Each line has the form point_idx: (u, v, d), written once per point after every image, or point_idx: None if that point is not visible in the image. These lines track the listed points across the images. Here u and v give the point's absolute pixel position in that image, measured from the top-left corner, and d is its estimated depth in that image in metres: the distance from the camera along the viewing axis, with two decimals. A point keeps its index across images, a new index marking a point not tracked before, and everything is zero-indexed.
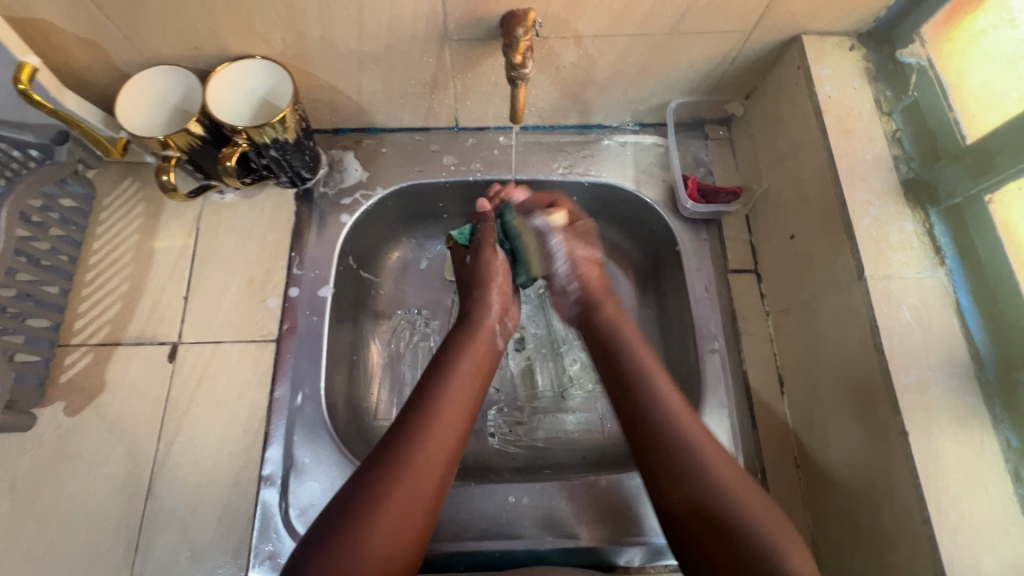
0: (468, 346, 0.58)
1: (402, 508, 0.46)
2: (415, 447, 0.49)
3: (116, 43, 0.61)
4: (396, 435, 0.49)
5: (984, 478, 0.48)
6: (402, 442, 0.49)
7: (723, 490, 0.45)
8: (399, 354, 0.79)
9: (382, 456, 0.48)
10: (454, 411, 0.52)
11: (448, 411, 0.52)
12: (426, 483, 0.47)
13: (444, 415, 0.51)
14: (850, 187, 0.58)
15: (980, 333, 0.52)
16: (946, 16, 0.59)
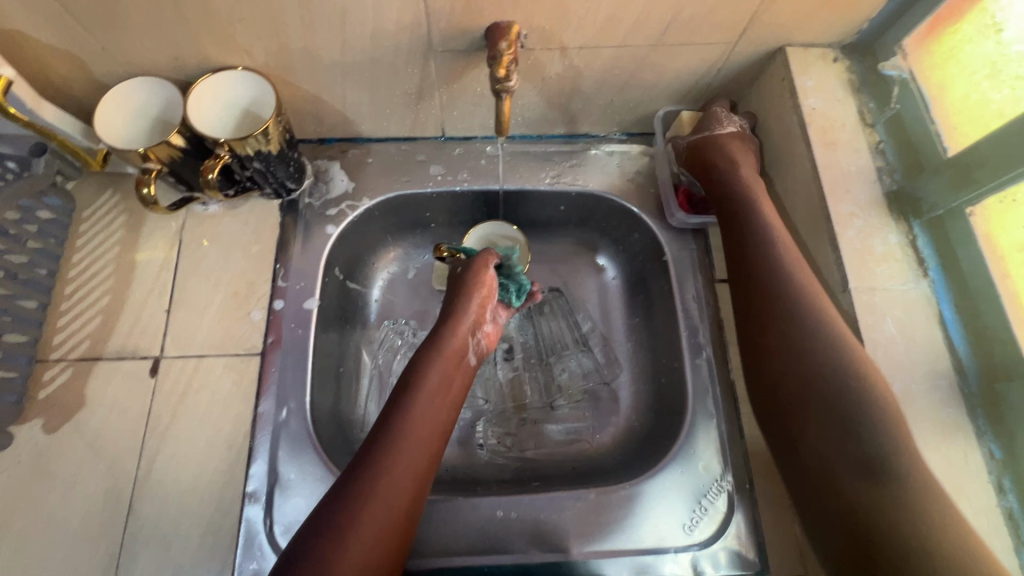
0: (440, 356, 0.60)
1: (381, 528, 0.49)
2: (388, 470, 0.51)
3: (93, 53, 0.59)
4: (369, 464, 0.51)
5: (969, 490, 0.49)
6: (375, 470, 0.51)
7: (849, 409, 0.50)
8: (389, 366, 0.77)
9: (358, 485, 0.50)
10: (424, 431, 0.55)
11: (419, 429, 0.55)
12: (397, 508, 0.51)
13: (413, 436, 0.54)
14: (834, 199, 0.58)
15: (963, 344, 0.53)
16: (927, 29, 0.59)
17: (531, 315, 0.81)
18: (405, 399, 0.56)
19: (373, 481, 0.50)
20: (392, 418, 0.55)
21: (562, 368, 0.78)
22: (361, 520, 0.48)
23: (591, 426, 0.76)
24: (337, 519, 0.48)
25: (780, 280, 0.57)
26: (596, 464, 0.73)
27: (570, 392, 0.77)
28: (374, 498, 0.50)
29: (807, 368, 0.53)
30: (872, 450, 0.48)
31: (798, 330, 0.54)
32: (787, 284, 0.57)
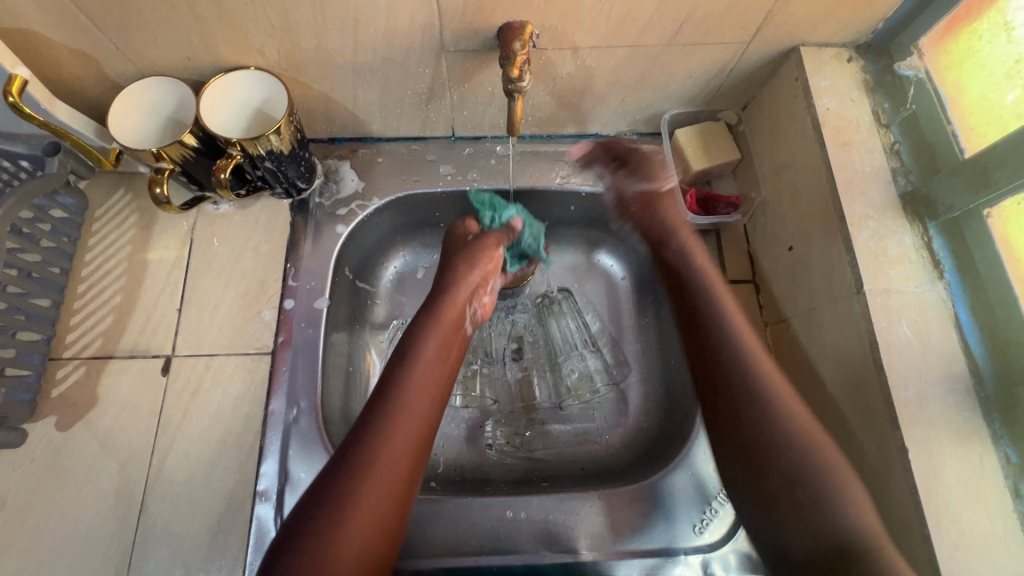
0: (436, 326, 0.59)
1: (381, 499, 0.48)
2: (386, 439, 0.50)
3: (107, 53, 0.60)
4: (366, 434, 0.50)
5: (985, 495, 0.48)
6: (374, 441, 0.50)
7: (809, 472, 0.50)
8: None
9: (356, 455, 0.49)
10: (421, 401, 0.54)
11: (416, 398, 0.53)
12: (398, 477, 0.50)
13: (410, 406, 0.53)
14: (848, 200, 0.58)
15: (979, 347, 0.52)
16: (944, 29, 0.58)
17: (541, 314, 0.80)
18: (401, 369, 0.55)
19: (371, 451, 0.49)
20: (389, 388, 0.54)
21: (571, 368, 0.77)
22: (360, 492, 0.47)
23: (600, 428, 0.76)
24: (335, 491, 0.47)
25: (737, 355, 0.56)
26: (606, 465, 0.73)
27: (580, 393, 0.76)
28: (372, 469, 0.48)
29: (765, 441, 0.52)
30: (845, 537, 0.47)
31: (755, 403, 0.53)
32: (741, 360, 0.56)
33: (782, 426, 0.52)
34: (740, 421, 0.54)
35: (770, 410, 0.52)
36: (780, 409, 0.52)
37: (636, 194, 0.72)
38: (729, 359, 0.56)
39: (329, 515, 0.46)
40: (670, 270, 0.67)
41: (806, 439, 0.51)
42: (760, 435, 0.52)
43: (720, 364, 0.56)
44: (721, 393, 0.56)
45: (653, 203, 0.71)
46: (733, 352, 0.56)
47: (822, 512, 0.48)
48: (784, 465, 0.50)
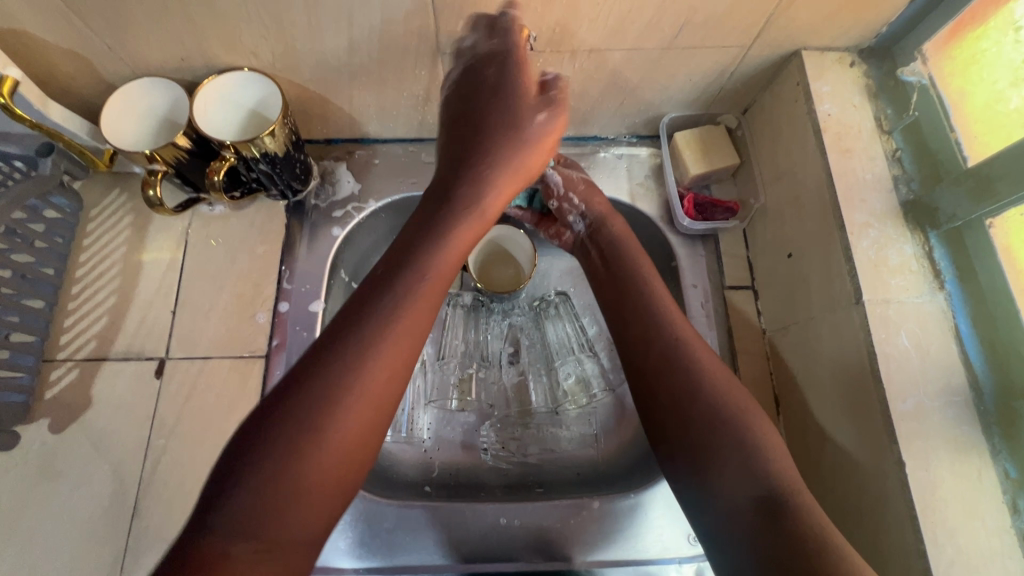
0: (452, 234, 0.52)
1: (361, 420, 0.42)
2: (375, 356, 0.44)
3: (100, 54, 0.59)
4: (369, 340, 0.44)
5: (982, 511, 0.48)
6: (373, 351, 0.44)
7: (730, 420, 0.51)
8: None
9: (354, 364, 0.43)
10: (419, 318, 0.47)
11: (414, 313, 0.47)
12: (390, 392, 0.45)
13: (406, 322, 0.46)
14: (848, 208, 0.57)
15: (979, 359, 0.52)
16: (948, 34, 0.57)
17: (538, 318, 0.80)
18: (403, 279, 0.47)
19: (357, 367, 0.43)
20: (385, 295, 0.46)
21: (566, 373, 0.76)
22: (341, 410, 0.41)
23: (595, 433, 0.75)
24: (310, 405, 0.41)
25: (657, 318, 0.58)
26: (601, 472, 0.73)
27: (576, 397, 0.76)
28: (358, 384, 0.42)
29: (682, 391, 0.53)
30: (770, 482, 0.47)
31: (676, 360, 0.55)
32: (666, 323, 0.58)
33: (700, 386, 0.53)
34: (657, 374, 0.55)
35: (687, 370, 0.54)
36: (698, 368, 0.54)
37: (581, 177, 0.72)
38: (653, 317, 0.59)
39: (299, 432, 0.40)
40: (604, 246, 0.67)
41: (723, 395, 0.53)
42: (679, 387, 0.54)
43: (644, 321, 0.59)
44: (642, 347, 0.57)
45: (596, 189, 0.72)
46: (649, 304, 0.60)
47: (746, 454, 0.49)
48: (698, 413, 0.52)
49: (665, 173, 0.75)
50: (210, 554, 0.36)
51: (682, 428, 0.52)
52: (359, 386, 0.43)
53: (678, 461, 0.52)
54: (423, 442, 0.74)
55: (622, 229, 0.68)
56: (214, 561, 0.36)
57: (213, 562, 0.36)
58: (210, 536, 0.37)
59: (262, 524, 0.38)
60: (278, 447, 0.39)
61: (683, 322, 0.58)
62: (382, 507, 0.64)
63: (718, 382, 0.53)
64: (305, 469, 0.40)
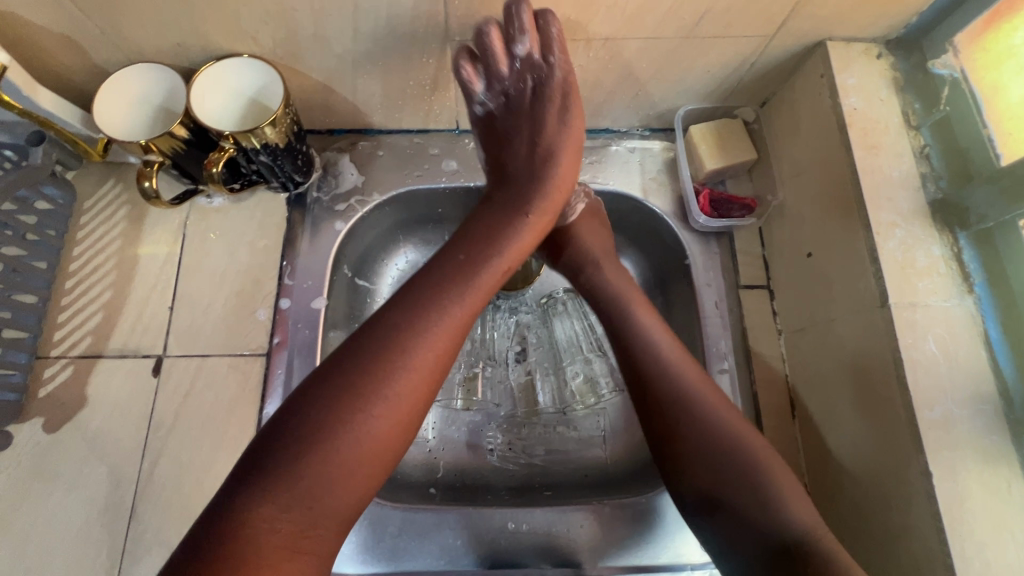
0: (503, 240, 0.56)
1: (411, 400, 0.46)
2: (422, 348, 0.47)
3: (92, 37, 0.56)
4: (416, 326, 0.47)
5: (1011, 524, 0.46)
6: (418, 335, 0.47)
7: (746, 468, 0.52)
8: None
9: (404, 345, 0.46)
10: (464, 317, 0.50)
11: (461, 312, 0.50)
12: (434, 375, 0.47)
13: (454, 318, 0.49)
14: (874, 207, 0.55)
15: (1009, 367, 0.50)
16: (982, 25, 0.55)
17: (546, 315, 0.78)
18: (452, 280, 0.51)
19: (406, 355, 0.46)
20: (438, 292, 0.50)
21: (574, 372, 0.75)
22: (388, 396, 0.44)
23: (604, 433, 0.74)
24: (360, 387, 0.44)
25: (668, 373, 0.56)
26: (610, 473, 0.71)
27: (585, 397, 0.74)
28: (405, 363, 0.46)
29: (692, 443, 0.53)
30: (789, 532, 0.49)
31: (679, 412, 0.54)
32: (674, 378, 0.56)
33: (716, 441, 0.53)
34: (672, 429, 0.54)
35: (700, 425, 0.54)
36: (715, 422, 0.54)
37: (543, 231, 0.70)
38: (649, 363, 0.57)
39: (347, 412, 0.43)
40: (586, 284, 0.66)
41: (731, 446, 0.53)
42: (696, 441, 0.53)
43: (655, 380, 0.56)
44: (653, 400, 0.56)
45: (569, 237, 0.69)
46: (642, 346, 0.58)
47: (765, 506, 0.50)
48: (710, 464, 0.52)
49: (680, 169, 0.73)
50: (250, 520, 0.39)
51: (695, 480, 0.53)
52: (404, 376, 0.45)
53: (695, 505, 0.53)
54: (427, 441, 0.72)
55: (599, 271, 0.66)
56: (261, 530, 0.40)
57: (260, 529, 0.40)
58: (257, 505, 0.40)
59: (315, 494, 0.42)
60: (327, 423, 0.42)
61: (693, 372, 0.57)
62: (387, 511, 0.62)
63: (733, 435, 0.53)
64: (349, 449, 0.43)
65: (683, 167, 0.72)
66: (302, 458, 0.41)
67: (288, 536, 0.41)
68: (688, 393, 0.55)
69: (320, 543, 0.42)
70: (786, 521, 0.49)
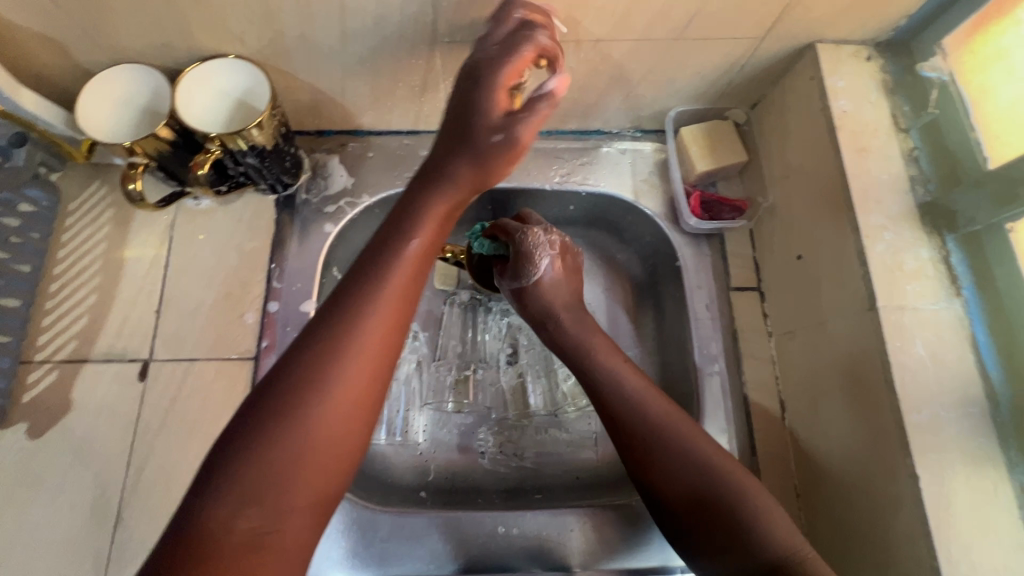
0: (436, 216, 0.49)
1: (355, 388, 0.40)
2: (368, 320, 0.42)
3: (75, 38, 0.55)
4: (348, 310, 0.42)
5: (997, 526, 0.46)
6: (353, 319, 0.42)
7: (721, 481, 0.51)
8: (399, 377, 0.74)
9: (337, 331, 0.41)
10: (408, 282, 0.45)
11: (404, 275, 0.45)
12: (379, 359, 0.42)
13: (397, 281, 0.45)
14: (863, 210, 0.55)
15: (997, 370, 0.50)
16: (970, 28, 0.55)
17: None
18: (384, 251, 0.46)
19: (347, 337, 0.41)
20: (371, 276, 0.44)
21: (565, 373, 0.75)
22: (337, 373, 0.40)
23: (595, 435, 0.74)
24: (307, 372, 0.40)
25: (623, 391, 0.58)
26: (601, 475, 0.71)
27: (577, 400, 0.74)
28: (348, 348, 0.41)
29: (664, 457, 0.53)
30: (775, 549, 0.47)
31: (646, 429, 0.55)
32: (629, 394, 0.57)
33: (679, 455, 0.53)
34: (632, 445, 0.55)
35: (662, 441, 0.54)
36: (683, 438, 0.53)
37: (510, 285, 0.65)
38: (611, 387, 0.58)
39: (289, 405, 0.38)
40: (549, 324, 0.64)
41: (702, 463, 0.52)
42: (658, 455, 0.53)
43: (613, 397, 0.58)
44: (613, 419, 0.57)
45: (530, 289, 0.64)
46: (604, 373, 0.59)
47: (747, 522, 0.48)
48: (674, 479, 0.52)
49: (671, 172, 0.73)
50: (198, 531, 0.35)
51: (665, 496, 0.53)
52: (343, 363, 0.40)
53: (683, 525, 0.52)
54: (418, 444, 0.72)
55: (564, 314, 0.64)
56: (216, 535, 0.35)
57: (214, 535, 0.35)
58: (207, 510, 0.35)
59: (268, 493, 0.36)
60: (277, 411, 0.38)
61: (649, 391, 0.57)
62: (376, 516, 0.62)
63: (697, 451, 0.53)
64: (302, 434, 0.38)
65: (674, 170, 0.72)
66: (252, 452, 0.37)
67: (248, 539, 0.35)
68: (652, 411, 0.55)
69: (288, 547, 0.37)
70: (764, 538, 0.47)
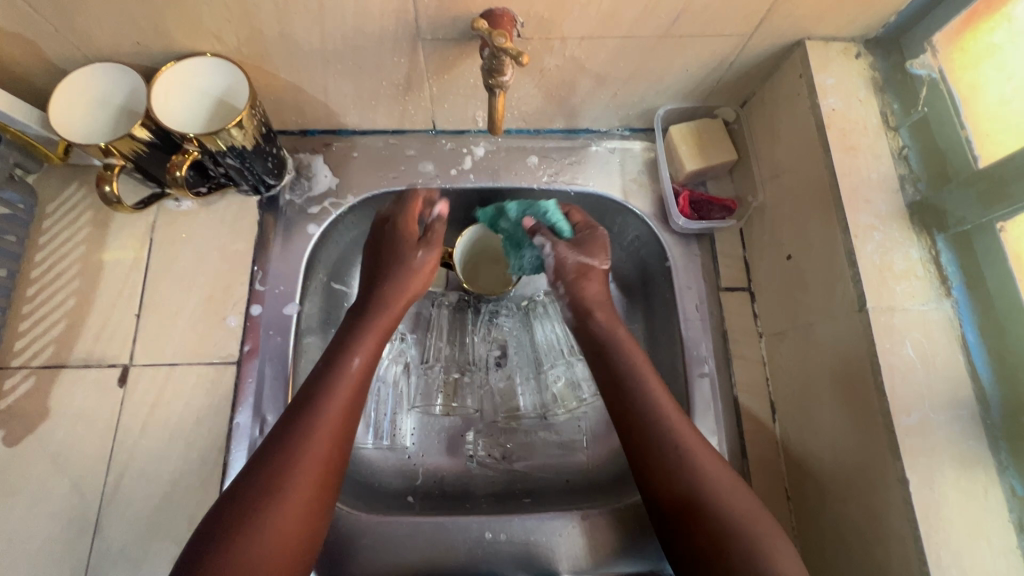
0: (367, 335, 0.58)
1: (308, 493, 0.49)
2: (320, 426, 0.51)
3: (46, 35, 0.54)
4: (300, 423, 0.51)
5: (987, 530, 0.46)
6: (304, 431, 0.50)
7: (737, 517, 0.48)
8: (388, 379, 0.73)
9: (291, 441, 0.50)
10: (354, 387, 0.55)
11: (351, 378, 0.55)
12: (327, 464, 0.51)
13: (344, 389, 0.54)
14: (852, 210, 0.54)
15: (986, 371, 0.49)
16: (960, 24, 0.54)
17: (527, 318, 0.77)
18: (330, 370, 0.55)
19: (300, 449, 0.49)
20: (319, 391, 0.53)
21: (555, 375, 0.73)
22: (296, 474, 0.48)
23: (585, 438, 0.73)
24: (273, 472, 0.48)
25: (643, 396, 0.55)
26: (591, 478, 0.70)
27: (567, 402, 0.72)
28: (301, 459, 0.49)
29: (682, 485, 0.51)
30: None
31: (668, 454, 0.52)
32: (648, 400, 0.55)
33: (695, 468, 0.51)
34: (647, 457, 0.53)
35: (679, 451, 0.52)
36: (703, 466, 0.51)
37: (576, 262, 0.64)
38: (640, 402, 0.55)
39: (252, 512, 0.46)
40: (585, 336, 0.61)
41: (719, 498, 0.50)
42: (673, 467, 0.51)
43: (632, 403, 0.55)
44: (628, 427, 0.55)
45: (592, 278, 0.64)
46: (636, 389, 0.56)
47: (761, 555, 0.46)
48: (685, 494, 0.50)
49: (660, 171, 0.72)
50: None
51: (675, 512, 0.50)
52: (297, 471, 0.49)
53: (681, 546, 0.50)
54: (406, 448, 0.71)
55: (605, 321, 0.61)
56: None
57: None
58: None
59: None
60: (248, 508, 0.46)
61: (666, 399, 0.55)
62: (362, 522, 0.61)
63: (712, 465, 0.51)
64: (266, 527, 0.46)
65: (663, 170, 0.71)
66: (228, 549, 0.44)
67: None
68: (675, 430, 0.53)
69: None
70: (778, 562, 0.46)
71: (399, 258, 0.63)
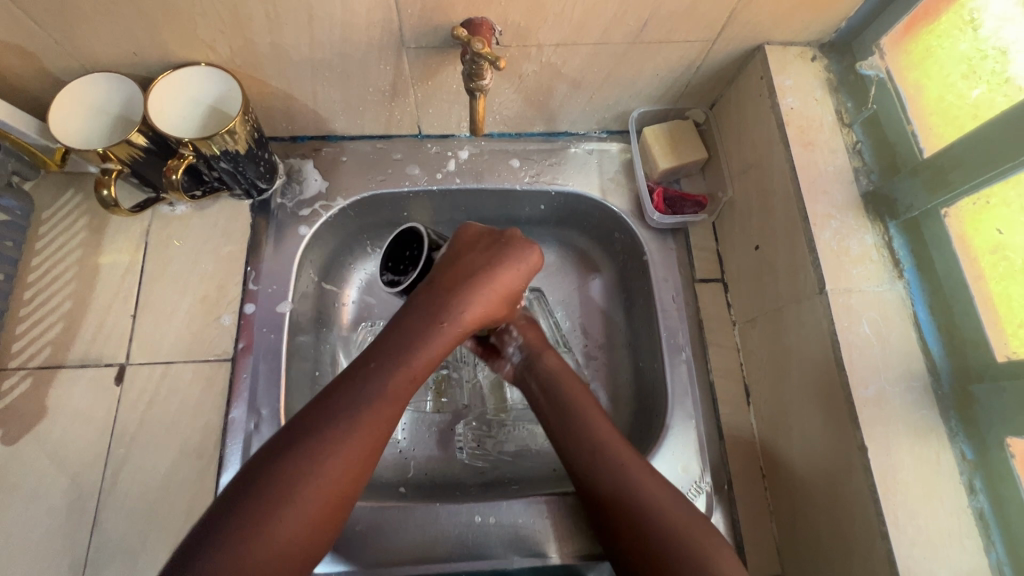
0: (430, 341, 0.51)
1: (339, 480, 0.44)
2: (364, 414, 0.46)
3: (46, 47, 0.57)
4: (337, 406, 0.46)
5: (941, 491, 0.49)
6: (343, 412, 0.46)
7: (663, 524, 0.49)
8: None
9: (333, 423, 0.45)
10: (357, 463, 0.45)
11: (355, 451, 0.45)
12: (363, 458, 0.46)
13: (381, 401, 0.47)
14: (811, 200, 0.58)
15: (936, 345, 0.53)
16: (905, 29, 0.58)
17: None
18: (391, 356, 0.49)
19: (335, 433, 0.45)
20: (371, 376, 0.48)
21: None
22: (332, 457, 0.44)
23: None
24: (309, 452, 0.43)
25: (579, 423, 0.57)
26: None
27: None
28: (337, 444, 0.44)
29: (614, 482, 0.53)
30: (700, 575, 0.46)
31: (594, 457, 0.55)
32: (585, 425, 0.57)
33: (635, 487, 0.52)
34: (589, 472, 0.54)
35: (619, 473, 0.53)
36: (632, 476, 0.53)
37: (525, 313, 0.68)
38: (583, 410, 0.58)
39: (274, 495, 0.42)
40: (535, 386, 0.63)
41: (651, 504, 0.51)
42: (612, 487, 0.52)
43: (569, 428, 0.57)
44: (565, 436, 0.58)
45: (538, 325, 0.68)
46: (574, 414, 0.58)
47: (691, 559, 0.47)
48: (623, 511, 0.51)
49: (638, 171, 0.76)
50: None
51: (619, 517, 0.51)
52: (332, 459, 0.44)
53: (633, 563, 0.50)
54: (398, 442, 0.74)
55: (554, 363, 0.63)
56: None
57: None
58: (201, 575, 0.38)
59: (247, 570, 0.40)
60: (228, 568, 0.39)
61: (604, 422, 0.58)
62: (352, 510, 0.63)
63: (651, 479, 0.53)
64: None
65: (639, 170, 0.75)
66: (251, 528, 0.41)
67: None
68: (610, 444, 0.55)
69: None
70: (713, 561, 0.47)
71: (487, 281, 0.56)
